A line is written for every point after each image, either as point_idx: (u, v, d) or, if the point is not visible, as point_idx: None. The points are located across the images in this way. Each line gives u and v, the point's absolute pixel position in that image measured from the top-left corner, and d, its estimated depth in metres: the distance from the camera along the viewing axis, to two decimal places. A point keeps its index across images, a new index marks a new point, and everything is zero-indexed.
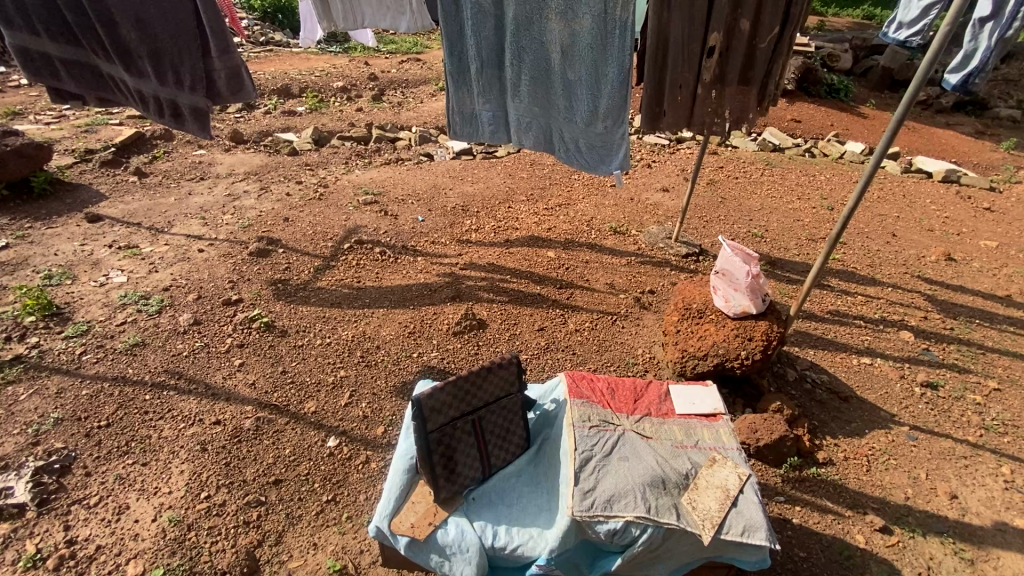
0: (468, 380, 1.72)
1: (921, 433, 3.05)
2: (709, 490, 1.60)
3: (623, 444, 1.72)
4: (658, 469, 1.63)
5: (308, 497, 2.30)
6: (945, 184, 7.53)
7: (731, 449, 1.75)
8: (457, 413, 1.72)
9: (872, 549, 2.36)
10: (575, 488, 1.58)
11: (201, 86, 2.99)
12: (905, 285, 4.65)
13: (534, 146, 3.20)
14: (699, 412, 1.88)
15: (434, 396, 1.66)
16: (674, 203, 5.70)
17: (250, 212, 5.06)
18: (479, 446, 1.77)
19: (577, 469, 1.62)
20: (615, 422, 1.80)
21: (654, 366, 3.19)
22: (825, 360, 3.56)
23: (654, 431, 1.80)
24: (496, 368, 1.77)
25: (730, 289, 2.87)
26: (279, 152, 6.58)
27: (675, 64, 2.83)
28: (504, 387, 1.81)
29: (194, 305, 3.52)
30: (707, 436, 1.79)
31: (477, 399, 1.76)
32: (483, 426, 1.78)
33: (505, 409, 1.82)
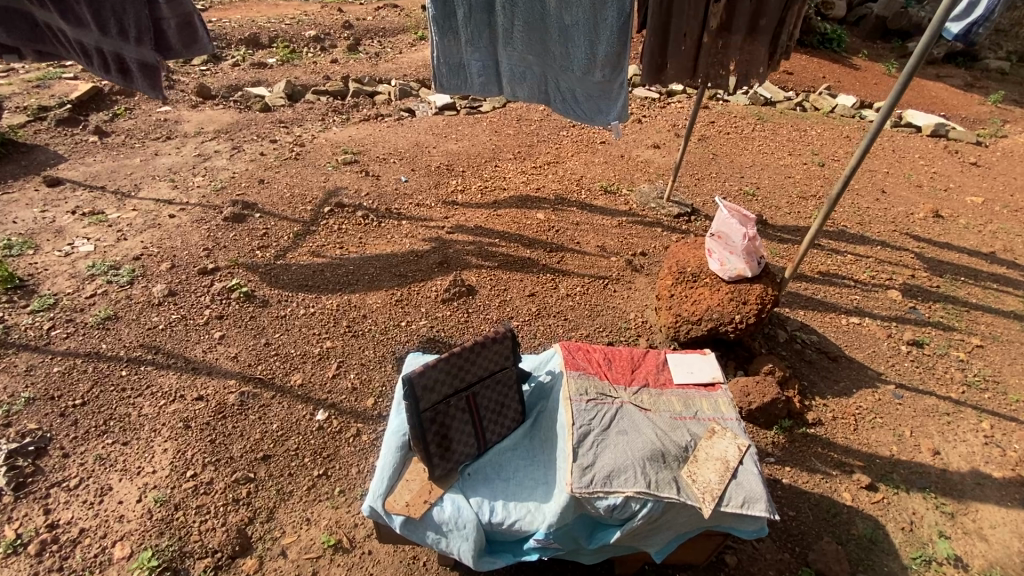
0: (462, 355, 1.66)
1: (907, 392, 3.10)
2: (708, 463, 1.58)
3: (622, 417, 1.68)
4: (657, 443, 1.60)
5: (299, 472, 2.25)
6: (932, 139, 7.47)
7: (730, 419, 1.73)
8: (450, 390, 1.66)
9: (858, 506, 2.42)
10: (574, 464, 1.55)
11: (150, 40, 2.73)
12: (893, 243, 4.65)
13: (529, 99, 2.99)
14: (697, 381, 1.84)
15: (425, 373, 1.59)
16: (664, 161, 5.56)
17: (222, 173, 4.79)
18: (473, 422, 1.73)
19: (575, 445, 1.59)
20: (613, 394, 1.76)
21: (647, 331, 3.14)
22: (815, 321, 3.56)
23: (652, 402, 1.76)
24: (492, 340, 1.71)
25: (725, 252, 2.80)
26: (250, 108, 6.20)
27: (680, 11, 2.66)
28: (499, 360, 1.75)
29: (168, 275, 3.35)
30: (706, 406, 1.76)
31: (473, 375, 1.70)
32: (479, 401, 1.73)
33: (500, 384, 1.77)
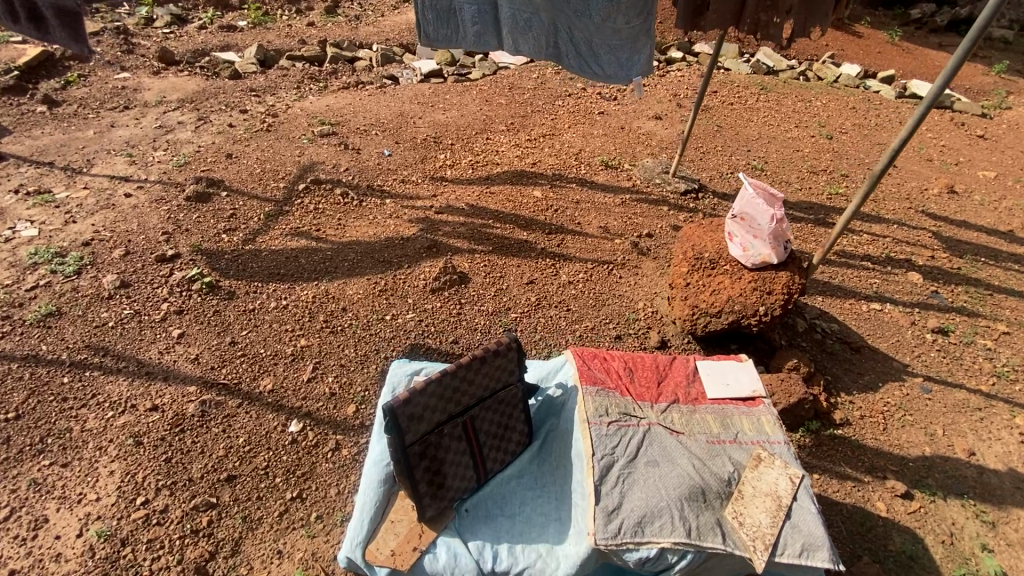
0: (456, 375, 1.46)
1: (936, 385, 2.87)
2: (757, 501, 1.41)
3: (651, 445, 1.50)
4: (696, 480, 1.43)
5: (269, 496, 1.96)
6: (937, 111, 7.19)
7: (775, 442, 1.58)
8: (443, 416, 1.47)
9: (894, 517, 2.20)
10: (599, 508, 1.37)
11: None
12: (909, 221, 4.39)
13: (534, 54, 2.60)
14: (733, 395, 1.67)
15: (413, 399, 1.38)
16: (667, 133, 5.20)
17: (186, 146, 4.35)
18: (471, 449, 1.53)
19: (601, 483, 1.41)
20: (639, 414, 1.58)
21: (658, 322, 2.86)
22: (834, 307, 3.31)
23: (683, 423, 1.59)
24: (491, 354, 1.50)
25: (749, 236, 2.51)
26: (218, 75, 5.68)
27: None
28: (500, 375, 1.55)
29: (121, 264, 2.98)
30: (746, 427, 1.59)
31: (469, 395, 1.49)
32: (477, 424, 1.53)
33: (501, 403, 1.57)
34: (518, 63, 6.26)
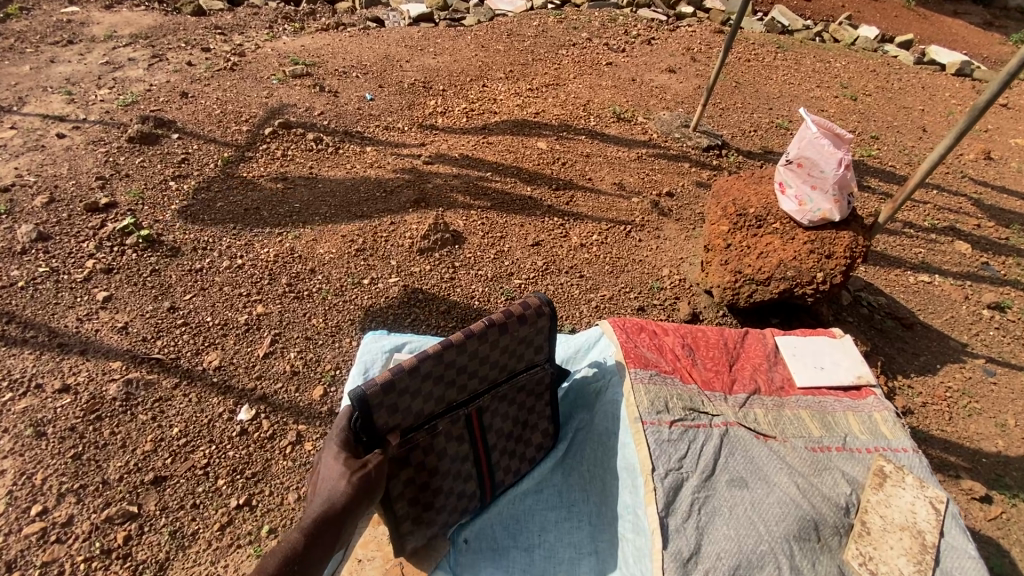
0: (459, 360, 1.31)
1: (999, 367, 2.50)
2: (890, 537, 1.36)
3: (735, 459, 1.45)
4: (809, 512, 1.35)
5: (209, 503, 1.53)
6: (958, 79, 6.75)
7: (898, 450, 1.54)
8: (440, 408, 1.34)
9: (973, 525, 1.84)
10: (667, 549, 1.29)
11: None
12: (948, 188, 3.98)
13: None
14: (833, 389, 1.69)
15: (405, 389, 1.24)
16: (682, 86, 4.70)
17: (136, 84, 3.76)
18: (474, 450, 1.43)
19: (681, 509, 1.34)
20: (712, 410, 1.56)
21: (686, 293, 2.43)
22: (880, 279, 2.91)
23: (770, 421, 1.58)
24: (505, 342, 1.36)
25: (806, 186, 2.07)
26: (180, 11, 5.00)
27: None
28: (511, 364, 1.42)
29: (43, 213, 2.47)
30: (858, 433, 1.57)
31: (472, 387, 1.37)
32: (482, 420, 1.43)
33: (510, 399, 1.46)
34: (517, 9, 5.67)
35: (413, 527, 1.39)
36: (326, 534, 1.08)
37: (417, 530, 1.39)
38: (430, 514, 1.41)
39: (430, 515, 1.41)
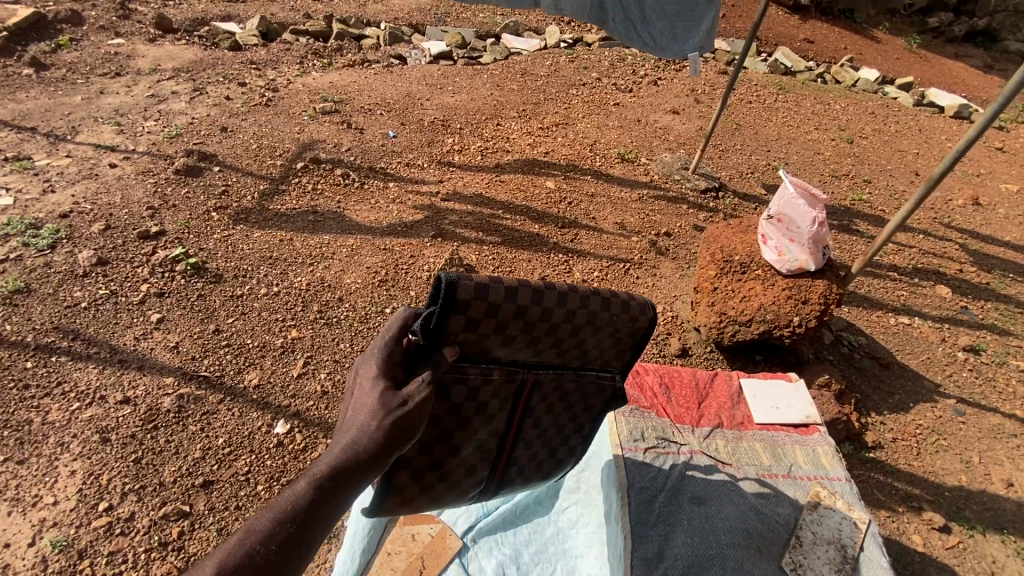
0: (553, 316, 1.15)
1: (969, 408, 2.69)
2: (819, 548, 1.55)
3: (694, 479, 1.67)
4: (750, 522, 1.58)
5: (249, 505, 1.76)
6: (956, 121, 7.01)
7: (835, 478, 1.73)
8: (509, 362, 1.19)
9: (931, 553, 2.02)
10: (637, 553, 1.47)
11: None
12: (935, 232, 4.19)
13: None
14: (785, 422, 1.90)
15: (494, 310, 1.07)
16: (685, 128, 4.99)
17: (179, 117, 4.09)
18: (507, 427, 1.30)
19: (645, 520, 1.54)
20: (681, 441, 1.78)
21: (678, 329, 2.65)
22: (862, 320, 3.12)
23: (730, 452, 1.79)
24: (603, 321, 1.22)
25: (785, 239, 2.31)
26: (218, 46, 5.38)
27: None
28: (589, 354, 1.28)
29: (101, 239, 2.76)
30: (801, 461, 1.78)
31: (545, 355, 1.22)
32: (531, 397, 1.28)
33: (567, 392, 1.33)
34: (531, 49, 6.02)
35: (410, 483, 1.22)
36: (343, 490, 0.88)
37: (413, 489, 1.23)
38: (433, 477, 1.25)
39: (432, 480, 1.25)
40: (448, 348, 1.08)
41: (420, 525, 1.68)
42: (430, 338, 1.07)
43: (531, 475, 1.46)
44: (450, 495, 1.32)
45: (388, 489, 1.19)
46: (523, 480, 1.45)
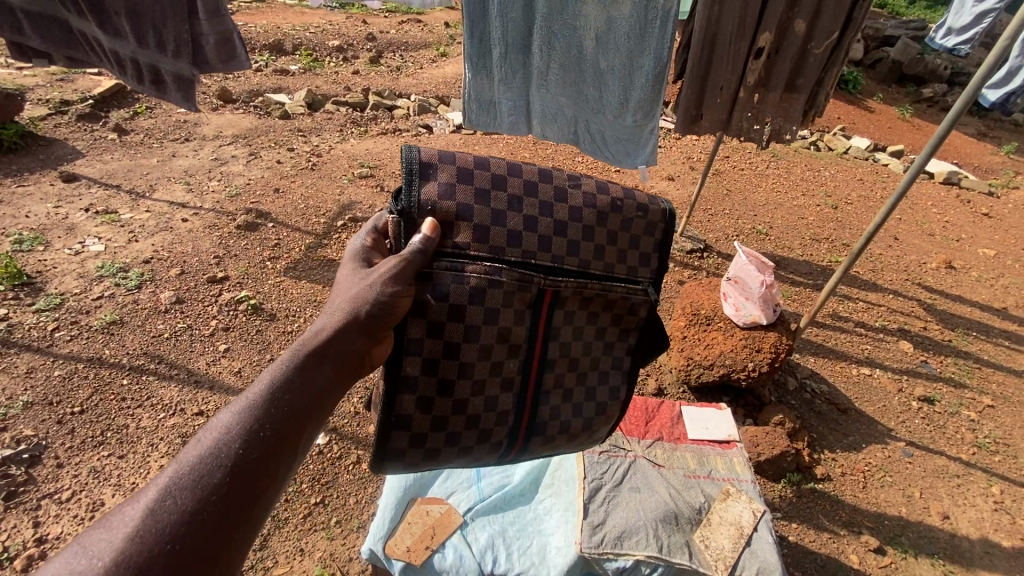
0: (546, 198, 1.13)
1: (917, 450, 3.03)
2: (722, 527, 1.80)
3: (634, 473, 1.94)
4: (671, 505, 1.84)
5: (296, 498, 2.21)
6: (945, 187, 7.05)
7: (744, 480, 2.00)
8: (516, 256, 1.09)
9: (865, 570, 2.35)
10: (585, 521, 1.76)
11: (186, 52, 2.15)
12: (904, 293, 4.57)
13: (558, 139, 2.72)
14: (713, 439, 2.17)
15: (468, 176, 1.07)
16: (678, 193, 5.56)
17: (238, 178, 4.79)
18: (528, 348, 1.15)
19: (587, 500, 1.81)
20: (627, 448, 2.04)
21: (656, 371, 3.07)
22: (826, 369, 3.50)
23: (666, 458, 2.08)
24: (600, 206, 1.18)
25: (741, 297, 2.78)
26: (271, 114, 6.17)
27: (719, 66, 2.39)
28: (607, 255, 1.18)
29: (177, 282, 3.34)
30: (720, 465, 2.05)
31: (555, 248, 1.13)
32: (553, 310, 1.15)
33: (592, 306, 1.20)
34: None
35: (420, 412, 1.06)
36: (307, 380, 0.93)
37: (424, 424, 1.07)
38: (447, 409, 1.08)
39: (446, 412, 1.08)
40: (425, 222, 1.02)
41: (432, 504, 1.88)
42: (406, 229, 1.05)
43: (570, 425, 1.25)
44: (476, 443, 1.14)
45: (395, 421, 1.05)
46: (561, 431, 1.25)
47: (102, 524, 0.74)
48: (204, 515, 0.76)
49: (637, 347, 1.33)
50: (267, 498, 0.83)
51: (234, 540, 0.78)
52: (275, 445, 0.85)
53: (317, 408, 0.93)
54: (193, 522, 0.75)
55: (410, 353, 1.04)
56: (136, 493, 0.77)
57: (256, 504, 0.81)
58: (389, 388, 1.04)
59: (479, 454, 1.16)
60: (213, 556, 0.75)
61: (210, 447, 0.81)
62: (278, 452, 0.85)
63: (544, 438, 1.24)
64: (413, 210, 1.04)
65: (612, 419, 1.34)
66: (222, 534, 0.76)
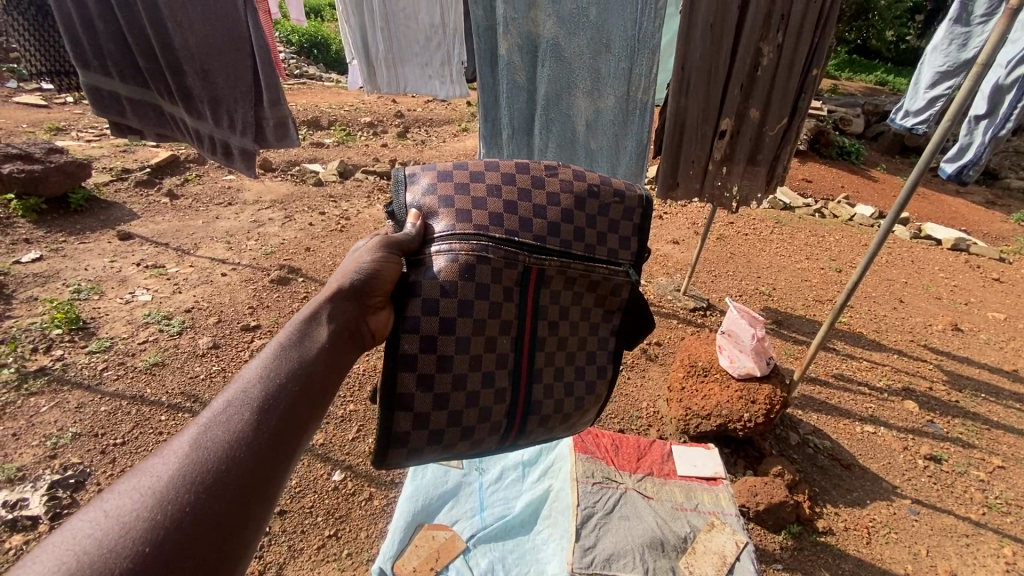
0: (524, 186, 1.28)
1: (923, 508, 3.03)
2: (706, 555, 2.01)
3: (623, 503, 2.19)
4: (658, 532, 2.07)
5: (311, 531, 2.37)
6: (953, 253, 7.12)
7: (730, 513, 2.20)
8: (501, 234, 1.21)
9: None
10: (577, 544, 2.01)
11: (252, 133, 2.58)
12: (911, 354, 4.59)
13: None
14: (701, 476, 2.37)
15: (450, 173, 1.26)
16: (683, 255, 5.83)
17: (273, 238, 5.23)
18: (519, 324, 1.26)
19: (579, 525, 2.08)
20: (618, 480, 2.29)
21: (658, 422, 3.20)
22: (829, 426, 3.55)
23: (655, 491, 2.29)
24: (577, 190, 1.32)
25: (735, 350, 2.96)
26: (306, 181, 6.74)
27: (688, 146, 2.75)
28: (587, 237, 1.31)
29: (214, 328, 3.67)
30: (707, 499, 2.26)
31: (537, 228, 1.25)
32: (540, 289, 1.27)
33: (577, 286, 1.33)
34: None
35: (420, 391, 1.15)
36: (317, 335, 1.02)
37: (426, 403, 1.16)
38: (447, 386, 1.18)
39: (446, 388, 1.18)
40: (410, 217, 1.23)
41: (438, 530, 2.15)
42: (397, 227, 1.29)
43: (564, 405, 1.38)
44: (477, 423, 1.22)
45: (399, 398, 1.13)
46: (554, 410, 1.36)
47: (154, 456, 0.78)
48: (247, 447, 0.81)
49: (620, 329, 1.47)
50: (303, 431, 0.90)
51: (281, 467, 0.83)
52: (304, 388, 0.93)
53: (336, 361, 1.02)
54: (239, 447, 0.80)
55: (407, 330, 1.13)
56: (180, 431, 0.82)
57: (296, 435, 0.88)
58: (391, 365, 1.13)
59: (481, 433, 1.25)
60: (265, 474, 0.81)
61: (246, 390, 0.88)
62: (309, 394, 0.93)
63: (539, 417, 1.34)
64: (401, 212, 1.27)
65: (598, 399, 1.47)
66: (270, 456, 0.82)
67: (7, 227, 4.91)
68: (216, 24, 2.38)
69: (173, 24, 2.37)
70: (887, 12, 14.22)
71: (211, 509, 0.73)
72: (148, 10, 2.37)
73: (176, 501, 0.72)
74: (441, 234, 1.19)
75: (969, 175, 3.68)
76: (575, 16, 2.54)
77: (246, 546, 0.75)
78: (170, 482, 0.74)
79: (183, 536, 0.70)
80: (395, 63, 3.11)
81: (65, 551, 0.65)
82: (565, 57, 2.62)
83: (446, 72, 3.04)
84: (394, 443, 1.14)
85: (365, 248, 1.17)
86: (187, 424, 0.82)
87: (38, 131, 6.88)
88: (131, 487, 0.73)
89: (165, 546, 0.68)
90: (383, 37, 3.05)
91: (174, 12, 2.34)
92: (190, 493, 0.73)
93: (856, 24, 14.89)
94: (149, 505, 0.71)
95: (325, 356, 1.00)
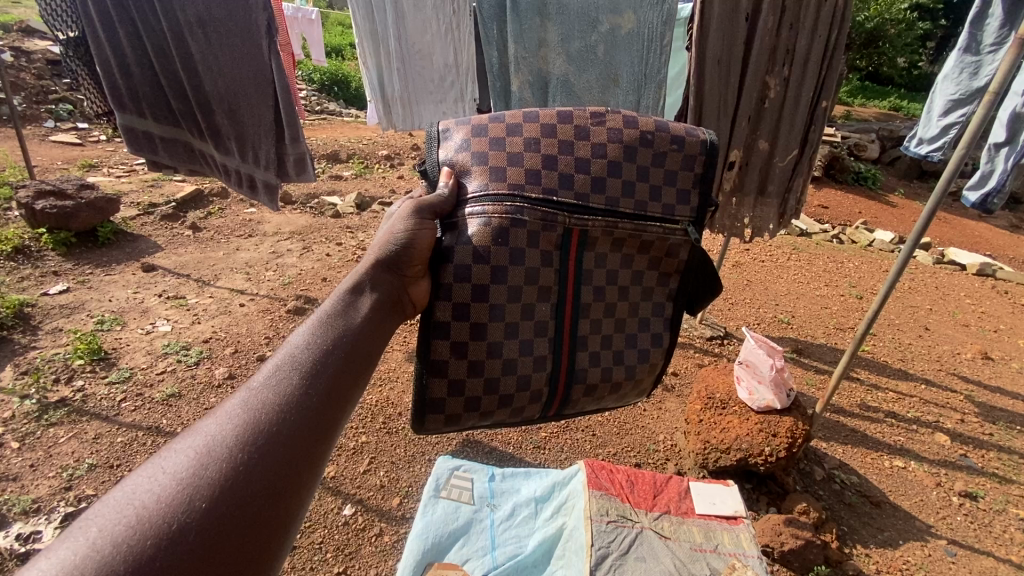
0: (565, 138, 1.22)
1: (960, 549, 2.86)
2: None
3: (640, 544, 2.12)
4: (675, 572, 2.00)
5: (320, 568, 2.33)
6: (979, 278, 6.92)
7: (750, 555, 2.12)
8: (538, 195, 1.19)
9: None
10: None
11: (274, 167, 2.71)
12: (940, 383, 4.42)
13: None
14: (721, 514, 2.30)
15: (483, 128, 1.23)
16: None
17: (290, 269, 5.31)
18: (558, 293, 1.26)
19: (594, 564, 2.02)
20: (634, 518, 2.23)
21: (675, 456, 3.12)
22: (856, 460, 3.40)
23: (672, 531, 2.21)
24: (625, 139, 1.24)
25: (754, 381, 2.90)
26: (324, 213, 6.87)
27: None
28: (637, 192, 1.24)
29: (230, 358, 3.74)
30: (728, 540, 2.18)
31: (579, 186, 1.21)
32: (581, 253, 1.24)
33: (625, 249, 1.29)
34: None
35: (454, 358, 1.20)
36: (358, 304, 1.02)
37: (460, 369, 1.20)
38: (481, 353, 1.21)
39: (480, 356, 1.21)
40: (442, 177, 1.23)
41: (448, 570, 2.05)
42: (429, 187, 1.27)
43: (612, 373, 1.36)
44: (516, 392, 1.25)
45: (433, 364, 1.19)
46: (601, 378, 1.35)
47: (210, 417, 0.80)
48: (295, 411, 0.81)
49: (678, 292, 1.40)
50: (348, 399, 0.90)
51: (328, 433, 0.84)
52: (348, 355, 0.93)
53: (378, 331, 1.01)
54: (288, 409, 0.81)
55: (442, 299, 1.17)
56: (232, 394, 0.83)
57: (341, 404, 0.88)
58: (426, 332, 1.18)
59: (521, 401, 1.27)
60: (313, 442, 0.81)
61: (293, 354, 0.89)
62: (353, 361, 0.93)
63: (585, 386, 1.34)
64: (433, 170, 1.26)
65: (654, 368, 1.43)
66: (317, 422, 0.83)
67: (38, 260, 5.10)
68: (242, 66, 2.51)
69: (203, 68, 2.50)
70: (897, 39, 14.38)
71: (263, 470, 0.74)
72: (180, 55, 2.49)
73: (230, 458, 0.73)
74: (475, 196, 1.19)
75: (994, 203, 3.62)
76: (583, 53, 2.63)
77: (295, 506, 0.76)
78: (224, 443, 0.75)
79: (238, 494, 0.71)
80: (410, 101, 3.15)
81: (126, 505, 0.66)
82: (575, 93, 2.69)
83: (460, 106, 3.16)
84: (430, 408, 1.21)
85: (399, 216, 1.18)
86: (241, 388, 0.84)
87: (72, 168, 7.21)
88: (188, 446, 0.75)
89: (220, 504, 0.69)
90: (398, 77, 3.08)
91: (205, 58, 2.47)
92: (244, 452, 0.75)
93: (867, 51, 14.99)
94: (204, 461, 0.72)
95: (369, 325, 1.00)
